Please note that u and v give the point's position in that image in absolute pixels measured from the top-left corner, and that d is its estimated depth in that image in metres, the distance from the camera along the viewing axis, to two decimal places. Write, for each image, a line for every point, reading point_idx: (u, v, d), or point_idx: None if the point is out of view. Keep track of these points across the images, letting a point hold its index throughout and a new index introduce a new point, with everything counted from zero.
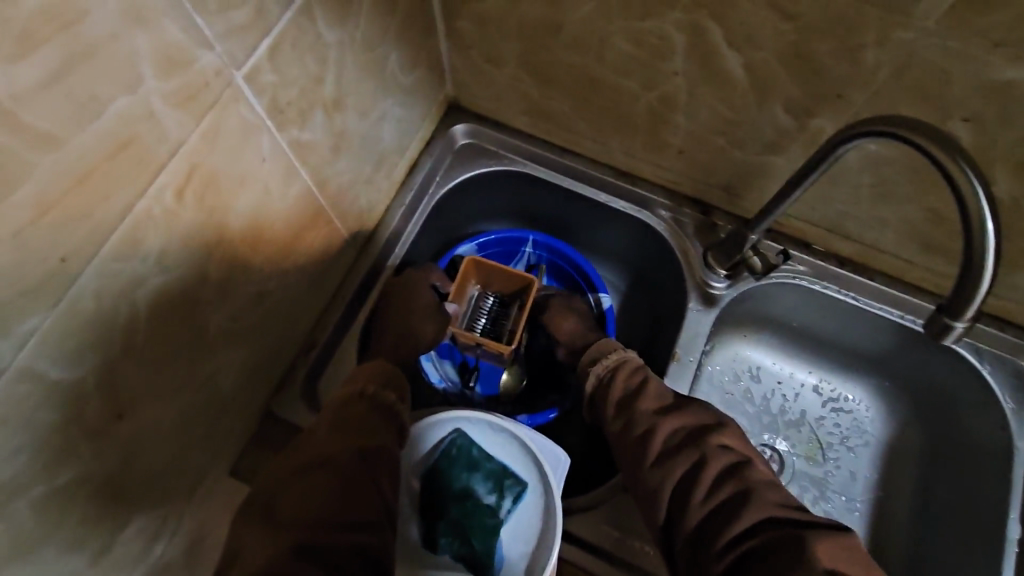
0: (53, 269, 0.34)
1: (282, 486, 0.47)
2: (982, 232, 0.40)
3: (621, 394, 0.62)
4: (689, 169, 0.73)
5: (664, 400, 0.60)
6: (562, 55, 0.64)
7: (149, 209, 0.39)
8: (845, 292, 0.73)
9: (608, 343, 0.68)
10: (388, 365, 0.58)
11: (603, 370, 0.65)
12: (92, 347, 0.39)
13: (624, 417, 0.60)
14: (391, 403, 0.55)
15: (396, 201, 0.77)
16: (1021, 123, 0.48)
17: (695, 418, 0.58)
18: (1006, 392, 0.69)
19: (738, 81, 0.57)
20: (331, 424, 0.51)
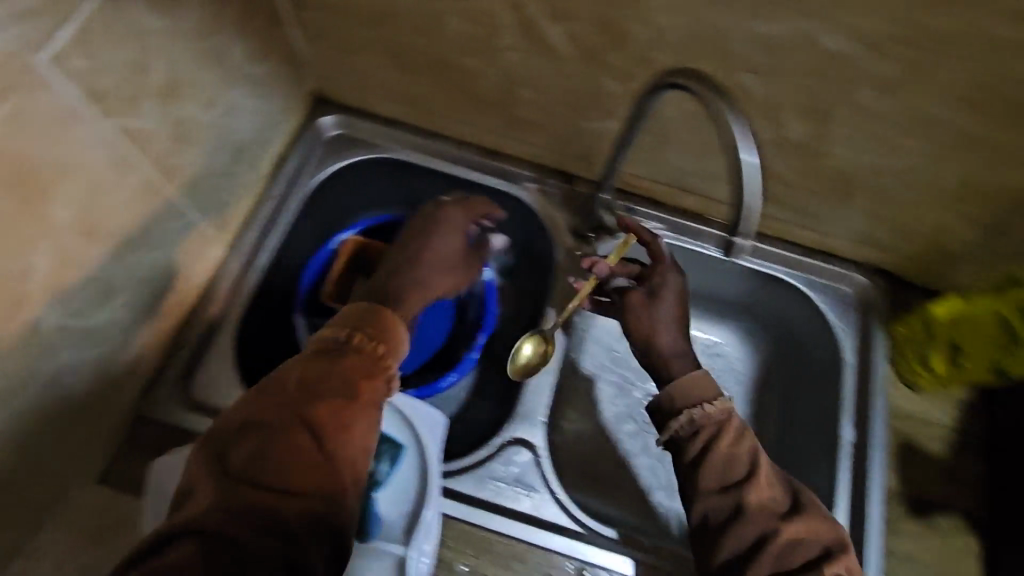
0: None
1: (227, 443, 0.45)
2: (744, 161, 0.48)
3: (723, 462, 0.56)
4: (545, 141, 0.77)
5: (783, 496, 0.55)
6: (406, 38, 0.67)
7: None
8: (696, 243, 0.80)
9: (710, 384, 0.61)
10: (391, 318, 0.55)
11: (704, 418, 0.59)
12: None
13: (728, 495, 0.55)
14: (377, 357, 0.52)
15: (265, 194, 0.77)
16: (794, 71, 0.55)
17: (817, 525, 0.53)
18: (834, 314, 0.78)
19: (563, 51, 0.62)
20: (309, 377, 0.49)
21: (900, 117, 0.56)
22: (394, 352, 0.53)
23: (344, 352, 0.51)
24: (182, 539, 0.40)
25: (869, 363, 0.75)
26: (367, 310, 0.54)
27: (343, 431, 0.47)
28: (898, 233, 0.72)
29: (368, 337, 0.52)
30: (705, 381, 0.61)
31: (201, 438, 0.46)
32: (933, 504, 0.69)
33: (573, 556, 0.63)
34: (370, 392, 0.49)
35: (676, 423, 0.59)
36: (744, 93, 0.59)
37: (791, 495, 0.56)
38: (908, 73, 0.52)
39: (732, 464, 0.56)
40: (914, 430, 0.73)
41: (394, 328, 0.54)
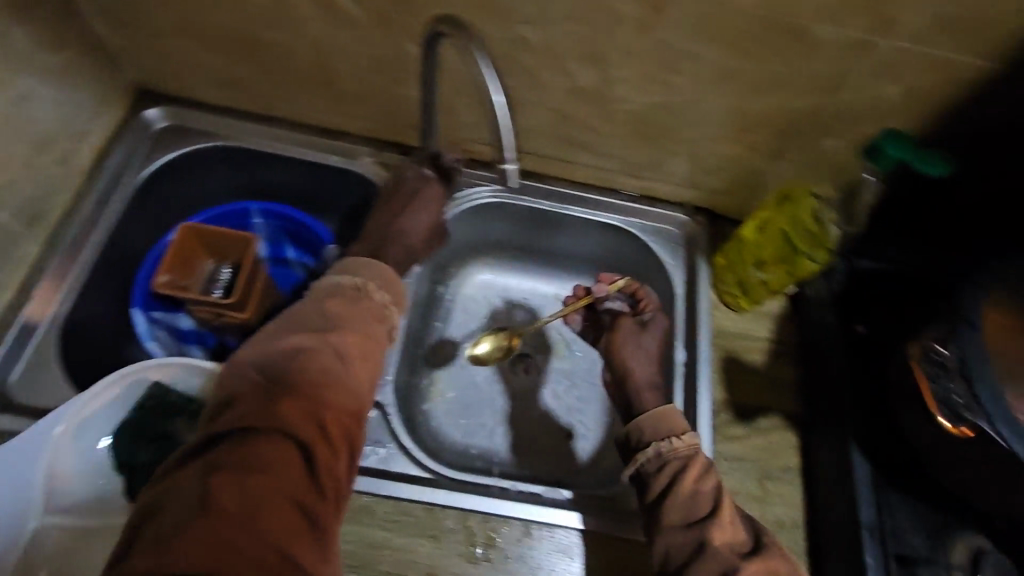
0: None
1: (267, 361, 0.51)
2: (495, 102, 0.52)
3: (686, 496, 0.58)
4: (374, 114, 0.80)
5: (742, 535, 0.56)
6: (206, 16, 0.68)
7: None
8: (533, 201, 0.85)
9: (680, 424, 0.64)
10: (393, 273, 0.63)
11: (670, 452, 0.61)
12: None
13: (689, 531, 0.57)
14: (385, 304, 0.60)
15: (86, 189, 0.75)
16: (556, 18, 0.61)
17: (775, 565, 0.54)
18: (665, 253, 0.85)
19: (356, 16, 0.65)
20: (337, 315, 0.56)
21: (658, 54, 0.63)
22: (399, 302, 0.62)
23: (360, 295, 0.59)
24: (226, 458, 0.44)
25: (695, 291, 0.82)
26: (373, 266, 0.62)
27: (358, 367, 0.54)
28: (701, 170, 0.80)
29: (377, 287, 0.60)
30: (672, 421, 0.64)
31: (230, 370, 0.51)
32: (753, 407, 0.76)
33: (419, 500, 0.65)
34: (379, 334, 0.57)
35: (643, 454, 0.62)
36: (524, 43, 0.64)
37: (754, 537, 0.57)
38: (647, 10, 0.58)
39: (694, 501, 0.58)
40: (737, 345, 0.80)
41: (393, 283, 0.62)
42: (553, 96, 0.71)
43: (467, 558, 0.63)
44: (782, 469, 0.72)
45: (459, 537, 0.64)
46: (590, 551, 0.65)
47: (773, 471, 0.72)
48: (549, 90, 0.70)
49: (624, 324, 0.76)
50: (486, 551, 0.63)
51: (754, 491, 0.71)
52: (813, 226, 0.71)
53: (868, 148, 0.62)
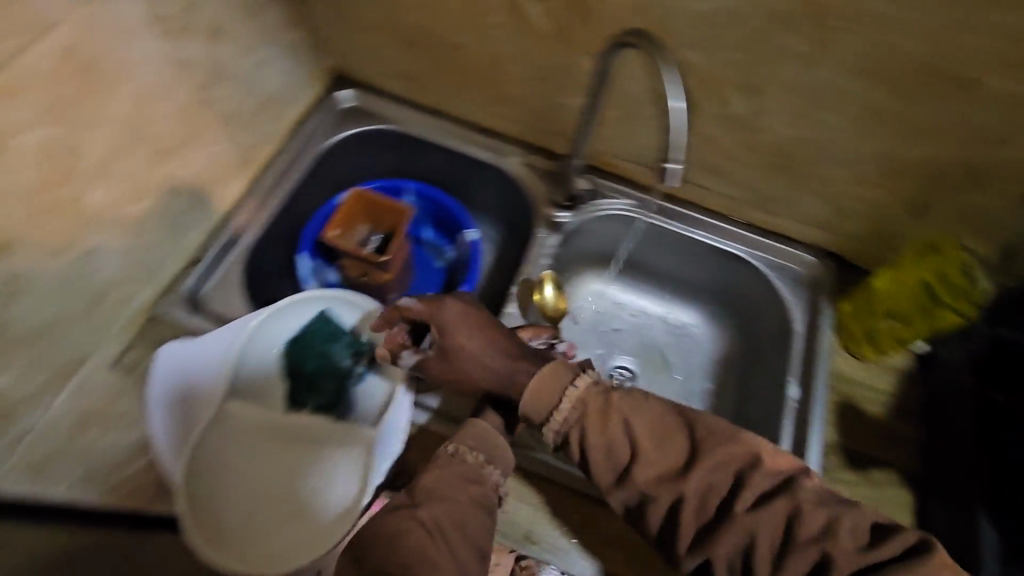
0: None
1: (371, 540, 0.54)
2: (674, 107, 0.58)
3: (603, 451, 0.58)
4: (530, 118, 0.88)
5: (676, 451, 0.57)
6: (413, 17, 0.80)
7: (30, 63, 0.53)
8: (663, 220, 0.89)
9: (552, 378, 0.60)
10: (482, 425, 0.62)
11: (562, 424, 0.59)
12: None
13: (626, 487, 0.57)
14: (480, 464, 0.59)
15: (282, 147, 0.87)
16: (727, 47, 0.66)
17: (722, 457, 0.55)
18: (788, 290, 0.85)
19: (542, 29, 0.74)
20: (444, 483, 0.57)
21: (820, 90, 0.67)
22: (496, 460, 0.60)
23: (453, 459, 0.59)
24: None
25: (816, 332, 0.82)
26: (473, 424, 0.62)
27: (455, 532, 0.54)
28: (838, 213, 0.81)
29: (476, 448, 0.60)
30: (544, 388, 0.60)
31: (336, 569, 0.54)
32: (865, 457, 0.74)
33: (526, 471, 0.68)
34: (469, 494, 0.57)
35: (547, 433, 0.60)
36: (690, 67, 0.70)
37: (688, 433, 0.58)
38: (820, 45, 0.62)
39: (613, 450, 0.57)
40: (855, 393, 0.78)
41: (483, 435, 0.61)
42: (704, 120, 0.76)
43: (562, 530, 0.66)
44: None
45: (556, 509, 0.67)
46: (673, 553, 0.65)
47: None
48: (703, 115, 0.75)
49: (461, 338, 0.64)
50: (580, 531, 0.66)
51: None
52: (961, 279, 0.73)
53: None
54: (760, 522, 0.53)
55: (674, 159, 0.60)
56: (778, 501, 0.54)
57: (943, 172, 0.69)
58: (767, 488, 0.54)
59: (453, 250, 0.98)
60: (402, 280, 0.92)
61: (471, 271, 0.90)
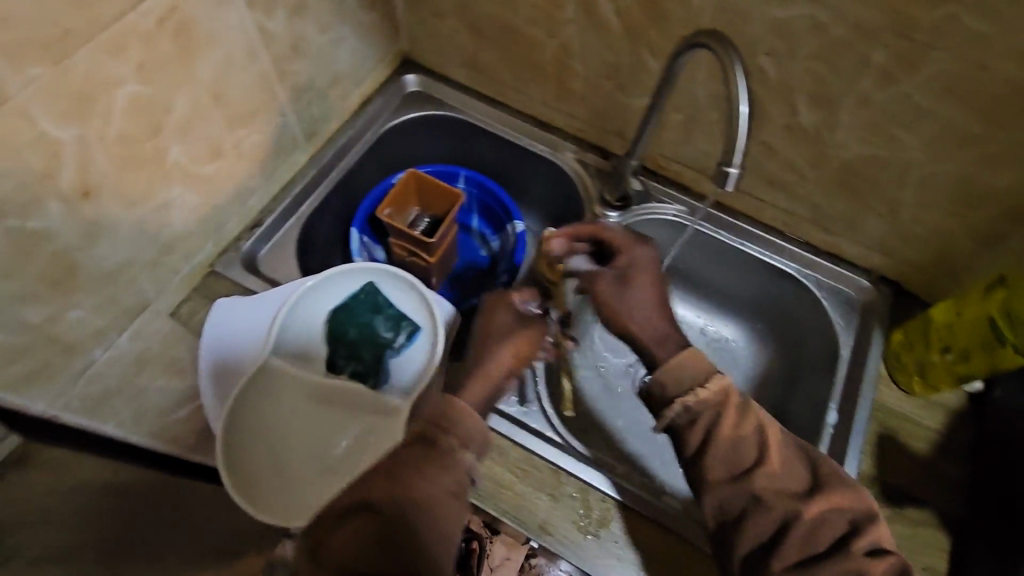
0: (56, 35, 0.48)
1: (341, 511, 0.54)
2: (738, 111, 0.57)
3: (728, 446, 0.59)
4: (590, 116, 0.88)
5: (800, 476, 0.58)
6: (486, 6, 0.82)
7: (135, 22, 0.54)
8: (714, 229, 0.88)
9: (715, 365, 0.62)
10: (457, 406, 0.57)
11: (697, 403, 0.60)
12: (77, 117, 0.53)
13: (738, 486, 0.58)
14: (452, 448, 0.56)
15: (347, 124, 0.91)
16: (802, 56, 0.65)
17: (838, 499, 0.57)
18: (837, 313, 0.83)
19: (613, 26, 0.74)
20: (416, 470, 0.55)
21: (897, 108, 0.64)
22: (470, 443, 0.57)
23: (427, 441, 0.56)
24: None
25: (863, 359, 0.79)
26: (449, 403, 0.58)
27: (418, 518, 0.53)
28: (902, 238, 0.78)
29: (449, 430, 0.56)
30: (699, 365, 0.62)
31: (309, 532, 0.55)
32: (903, 494, 0.71)
33: (548, 462, 0.68)
34: (434, 481, 0.54)
35: (671, 411, 0.61)
36: (760, 75, 0.69)
37: (811, 470, 0.59)
38: (900, 61, 0.60)
39: (739, 450, 0.59)
40: (898, 426, 0.75)
41: (455, 415, 0.57)
42: (769, 131, 0.75)
43: (579, 526, 0.66)
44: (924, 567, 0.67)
45: (575, 504, 0.67)
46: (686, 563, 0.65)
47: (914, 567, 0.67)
48: (768, 125, 0.74)
49: (641, 282, 0.69)
50: (597, 529, 0.65)
51: None
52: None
53: None
54: (861, 563, 0.54)
55: (735, 162, 0.58)
56: (884, 559, 0.55)
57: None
58: (873, 546, 0.55)
59: (498, 241, 0.99)
60: (445, 263, 0.94)
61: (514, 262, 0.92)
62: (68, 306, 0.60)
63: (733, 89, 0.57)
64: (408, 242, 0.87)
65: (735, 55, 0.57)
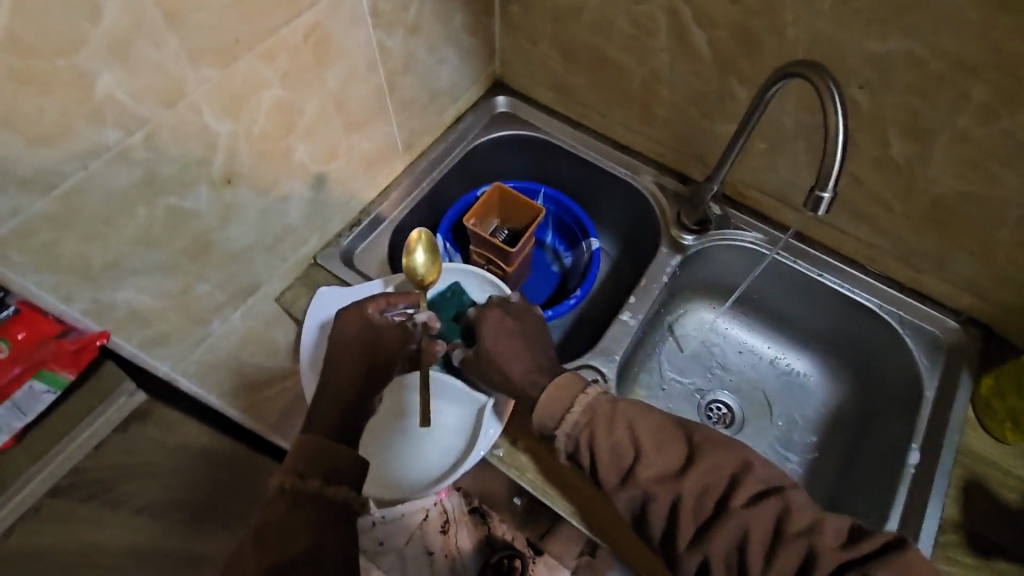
0: (229, 43, 0.58)
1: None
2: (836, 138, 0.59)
3: (608, 451, 0.58)
4: (672, 141, 0.91)
5: (672, 454, 0.57)
6: (582, 35, 0.87)
7: (286, 36, 0.63)
8: (791, 258, 0.87)
9: (574, 378, 0.63)
10: (307, 442, 0.57)
11: (577, 420, 0.60)
12: (231, 114, 0.62)
13: (628, 486, 0.57)
14: (312, 486, 0.55)
15: (439, 138, 0.98)
16: (898, 90, 0.66)
17: (710, 463, 0.56)
18: (921, 352, 0.80)
19: (705, 56, 0.77)
20: (291, 521, 0.53)
21: (997, 144, 0.64)
22: (310, 473, 0.55)
23: (289, 492, 0.54)
24: None
25: (949, 400, 0.76)
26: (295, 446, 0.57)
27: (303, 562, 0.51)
28: (995, 278, 0.75)
29: (295, 471, 0.55)
30: (562, 391, 0.62)
31: None
32: (990, 545, 0.67)
33: None
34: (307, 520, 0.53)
35: (562, 435, 0.60)
36: (853, 106, 0.70)
37: (685, 442, 0.58)
38: (1004, 96, 0.60)
39: (620, 448, 0.58)
40: (986, 474, 0.72)
41: (299, 455, 0.56)
42: (857, 162, 0.75)
43: None
44: None
45: None
46: None
47: None
48: (857, 156, 0.74)
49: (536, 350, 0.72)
50: None
51: None
52: None
53: None
54: (788, 530, 0.52)
55: (828, 188, 0.60)
56: (809, 515, 0.53)
57: None
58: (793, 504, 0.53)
59: (571, 257, 1.04)
60: (521, 274, 0.99)
61: (588, 277, 0.95)
62: (197, 280, 0.68)
63: (831, 115, 0.60)
64: (489, 253, 0.92)
65: (834, 86, 0.59)
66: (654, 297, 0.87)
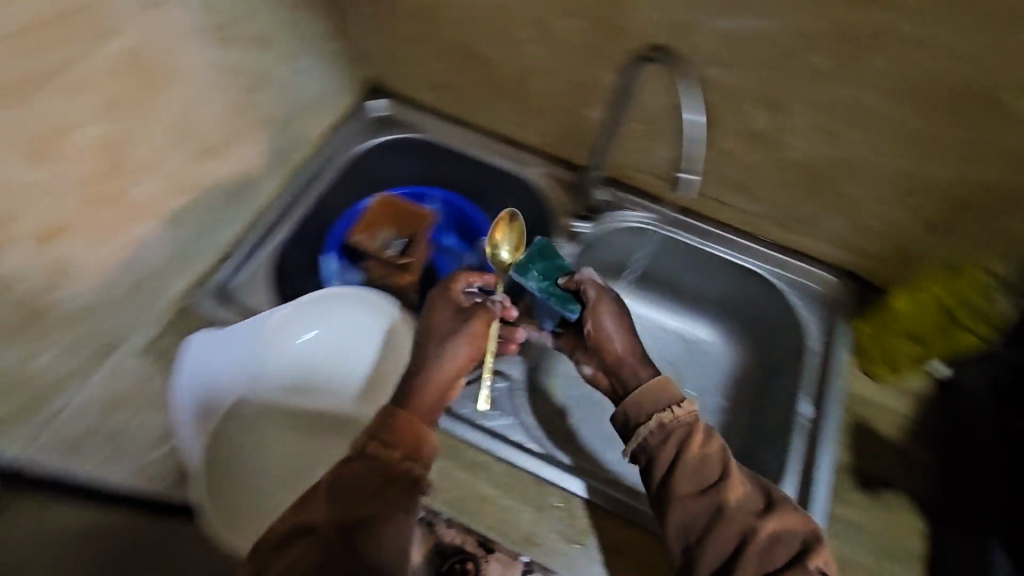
0: (19, 81, 0.52)
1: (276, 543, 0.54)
2: (693, 121, 0.61)
3: (696, 464, 0.62)
4: (554, 131, 0.91)
5: (755, 496, 0.61)
6: (448, 30, 0.84)
7: (91, 67, 0.57)
8: (681, 234, 0.89)
9: (676, 393, 0.67)
10: (415, 421, 0.62)
11: (676, 421, 0.64)
12: (40, 159, 0.55)
13: (700, 498, 0.60)
14: (399, 460, 0.59)
15: (314, 153, 0.92)
16: (750, 64, 0.68)
17: (788, 519, 0.59)
18: (805, 309, 0.85)
19: (569, 44, 0.76)
20: (348, 487, 0.57)
21: (841, 108, 0.67)
22: (416, 455, 0.60)
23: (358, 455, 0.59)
24: None
25: (833, 351, 0.81)
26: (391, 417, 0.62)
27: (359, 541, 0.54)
28: (859, 232, 0.80)
29: (392, 443, 0.60)
30: (671, 388, 0.68)
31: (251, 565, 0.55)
32: (877, 479, 0.73)
33: (530, 472, 0.69)
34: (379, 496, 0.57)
35: (647, 430, 0.65)
36: (712, 83, 0.72)
37: (763, 494, 0.62)
38: (843, 64, 0.63)
39: (704, 468, 0.62)
40: (869, 414, 0.77)
41: (412, 433, 0.61)
42: (725, 136, 0.77)
43: (564, 535, 0.66)
44: (905, 551, 0.68)
45: (560, 514, 0.67)
46: None
47: (892, 552, 0.68)
48: (724, 131, 0.76)
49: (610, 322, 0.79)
50: (582, 536, 0.66)
51: (868, 564, 0.68)
52: (974, 293, 0.71)
53: None
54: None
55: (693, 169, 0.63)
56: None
57: (970, 195, 0.69)
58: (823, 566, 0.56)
59: (472, 256, 0.99)
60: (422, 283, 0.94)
61: (488, 278, 0.93)
62: (36, 350, 0.61)
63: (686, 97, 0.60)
64: None
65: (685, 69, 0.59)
66: None
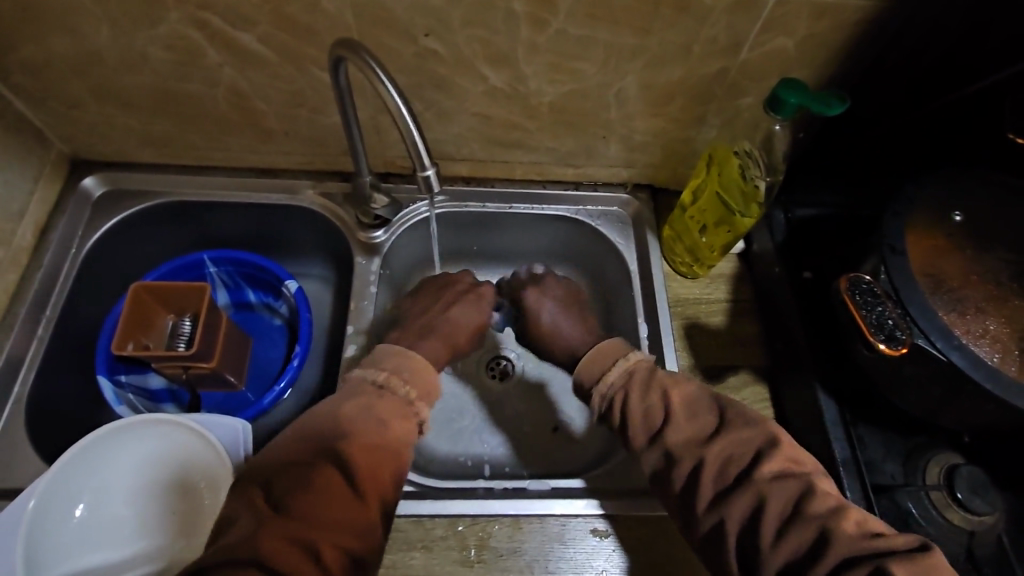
0: None
1: (285, 463, 0.55)
2: (401, 117, 0.55)
3: (639, 413, 0.62)
4: (307, 147, 0.81)
5: (705, 423, 0.60)
6: (124, 79, 0.70)
7: None
8: (480, 205, 0.86)
9: (619, 351, 0.68)
10: (422, 364, 0.66)
11: (610, 387, 0.66)
12: None
13: (656, 445, 0.61)
14: (410, 400, 0.63)
15: (30, 267, 0.76)
16: (457, 26, 0.63)
17: (737, 436, 0.58)
18: (615, 234, 0.86)
19: (267, 56, 0.67)
20: (346, 412, 0.58)
21: (563, 43, 0.65)
22: (425, 398, 0.64)
23: (383, 391, 0.62)
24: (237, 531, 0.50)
25: (649, 264, 0.83)
26: (406, 359, 0.65)
27: (372, 467, 0.56)
28: (633, 149, 0.81)
29: (409, 384, 0.63)
30: (605, 357, 0.68)
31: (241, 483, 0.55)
32: (720, 367, 0.77)
33: (406, 515, 0.66)
34: (387, 429, 0.59)
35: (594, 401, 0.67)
36: (433, 55, 0.66)
37: (719, 416, 0.60)
38: (539, 3, 0.61)
39: (649, 415, 0.62)
40: (696, 310, 0.81)
41: (424, 374, 0.65)
42: (473, 101, 0.73)
43: (461, 562, 0.64)
44: None
45: (451, 543, 0.65)
46: (576, 533, 0.66)
47: None
48: (468, 97, 0.72)
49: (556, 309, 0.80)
50: (478, 554, 0.64)
51: None
52: (741, 181, 0.74)
53: (769, 101, 0.64)
54: (766, 487, 0.54)
55: (427, 165, 0.58)
56: (789, 480, 0.54)
57: (704, 86, 0.71)
58: (781, 470, 0.55)
59: (285, 304, 0.89)
60: (236, 355, 0.83)
61: (300, 327, 0.81)
62: None
63: (382, 91, 0.54)
64: (171, 363, 0.74)
65: (377, 67, 0.54)
66: (370, 312, 0.80)
